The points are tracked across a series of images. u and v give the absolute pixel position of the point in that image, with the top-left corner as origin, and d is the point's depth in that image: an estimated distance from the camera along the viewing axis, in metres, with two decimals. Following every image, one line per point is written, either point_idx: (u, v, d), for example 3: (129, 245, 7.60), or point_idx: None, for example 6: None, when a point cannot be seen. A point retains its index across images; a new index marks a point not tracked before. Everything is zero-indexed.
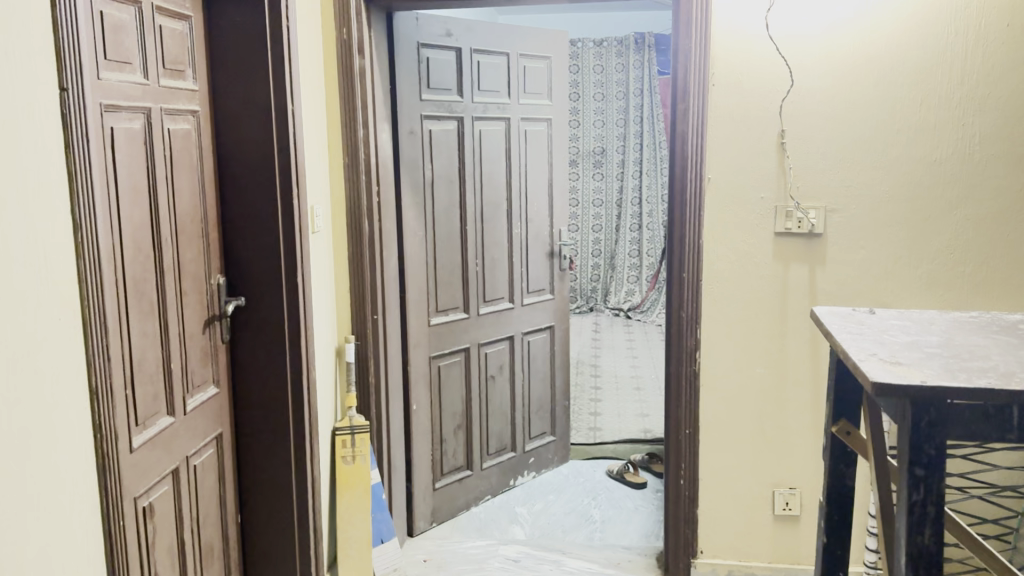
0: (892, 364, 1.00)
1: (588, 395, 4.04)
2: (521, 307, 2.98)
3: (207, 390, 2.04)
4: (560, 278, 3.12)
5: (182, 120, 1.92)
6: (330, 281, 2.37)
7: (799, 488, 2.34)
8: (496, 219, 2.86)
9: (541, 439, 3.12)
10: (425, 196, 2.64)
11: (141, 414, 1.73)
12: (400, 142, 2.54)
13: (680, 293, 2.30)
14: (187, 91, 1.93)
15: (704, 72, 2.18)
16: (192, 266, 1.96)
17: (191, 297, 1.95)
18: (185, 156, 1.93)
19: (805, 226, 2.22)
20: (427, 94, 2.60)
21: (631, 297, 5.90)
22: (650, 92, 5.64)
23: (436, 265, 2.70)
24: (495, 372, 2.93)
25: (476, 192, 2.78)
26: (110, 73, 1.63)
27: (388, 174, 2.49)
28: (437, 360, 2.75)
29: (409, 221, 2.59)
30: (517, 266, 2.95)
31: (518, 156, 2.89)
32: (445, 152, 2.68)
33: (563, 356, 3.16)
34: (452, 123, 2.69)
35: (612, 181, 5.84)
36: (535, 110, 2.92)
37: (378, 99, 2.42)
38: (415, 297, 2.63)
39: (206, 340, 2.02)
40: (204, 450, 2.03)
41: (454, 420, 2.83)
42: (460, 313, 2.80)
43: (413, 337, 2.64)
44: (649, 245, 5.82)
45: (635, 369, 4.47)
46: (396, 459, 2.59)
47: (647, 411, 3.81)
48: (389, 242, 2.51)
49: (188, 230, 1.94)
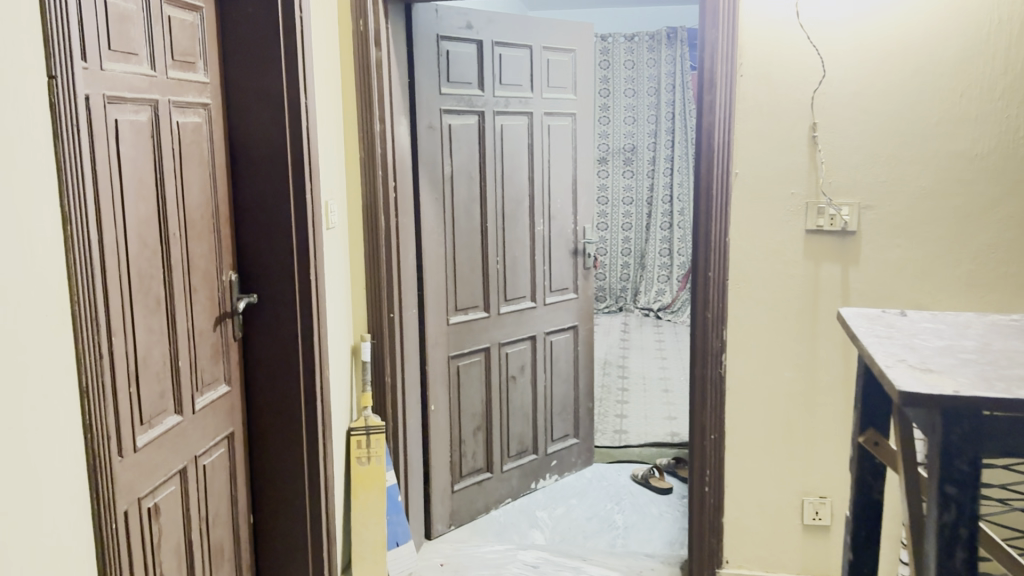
0: (922, 371, 0.92)
1: (615, 397, 3.95)
2: (543, 305, 2.92)
3: (218, 389, 2.00)
4: (584, 277, 3.04)
5: (193, 113, 1.89)
6: (345, 278, 2.32)
7: (830, 497, 2.24)
8: (517, 216, 2.79)
9: (564, 441, 3.05)
10: (444, 192, 2.59)
11: (145, 412, 1.70)
12: (419, 137, 2.49)
13: (705, 293, 2.21)
14: (198, 83, 1.90)
15: (732, 62, 2.10)
16: (202, 261, 1.92)
17: (201, 293, 1.91)
18: (196, 150, 1.89)
19: (838, 224, 2.12)
20: (447, 87, 2.54)
21: (662, 297, 5.79)
22: (682, 88, 5.53)
23: (455, 263, 2.64)
24: (516, 372, 2.86)
25: (497, 189, 2.72)
26: (115, 64, 1.60)
27: (406, 169, 2.44)
28: (456, 360, 2.69)
29: (427, 217, 2.53)
30: (539, 265, 2.88)
31: (541, 151, 2.83)
32: (465, 147, 2.62)
33: (586, 357, 3.09)
34: (472, 117, 2.63)
35: (643, 178, 5.75)
36: (559, 104, 2.85)
37: (395, 93, 2.37)
38: (433, 295, 2.57)
39: (217, 337, 1.99)
40: (215, 449, 1.99)
41: (473, 421, 2.77)
42: (481, 311, 2.74)
43: (431, 336, 2.58)
44: (680, 244, 5.71)
45: (663, 371, 4.38)
46: (414, 461, 2.53)
47: (675, 414, 3.72)
48: (406, 239, 2.45)
49: (198, 225, 1.91)
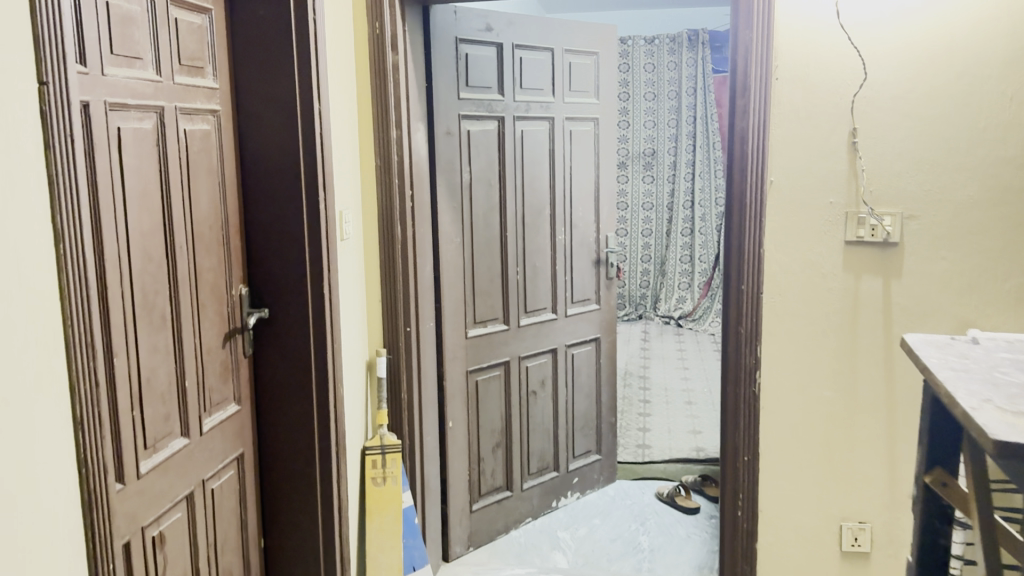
0: (1014, 415, 0.81)
1: (636, 409, 3.84)
2: (565, 317, 2.81)
3: (227, 408, 1.92)
4: (607, 287, 2.94)
5: (201, 120, 1.80)
6: (360, 291, 2.23)
7: (870, 523, 2.13)
8: (538, 225, 2.69)
9: (586, 458, 2.95)
10: (463, 201, 2.49)
11: (150, 435, 1.61)
12: (437, 144, 2.39)
13: (738, 308, 2.10)
14: (206, 89, 1.81)
15: (766, 65, 1.99)
16: (210, 275, 1.83)
17: (210, 309, 1.82)
18: (204, 159, 1.81)
19: (879, 235, 2.00)
20: (466, 92, 2.44)
21: (682, 305, 5.68)
22: (704, 91, 5.41)
23: (474, 274, 2.55)
24: (537, 386, 2.76)
25: (518, 196, 2.62)
26: (118, 69, 1.51)
27: (424, 177, 2.34)
28: (474, 375, 2.59)
29: (445, 227, 2.43)
30: (560, 275, 2.78)
31: (562, 158, 2.72)
32: (484, 154, 2.52)
33: (609, 370, 2.98)
34: (491, 123, 2.53)
35: (663, 183, 5.63)
36: (581, 109, 2.75)
37: (413, 98, 2.28)
38: (451, 308, 2.47)
39: (227, 354, 1.90)
40: (224, 472, 1.90)
41: (493, 438, 2.66)
42: (500, 324, 2.64)
43: (449, 350, 2.48)
44: (702, 250, 5.58)
45: (686, 382, 4.26)
46: (431, 481, 2.44)
47: (700, 428, 3.60)
48: (424, 250, 2.35)
49: (206, 238, 1.82)
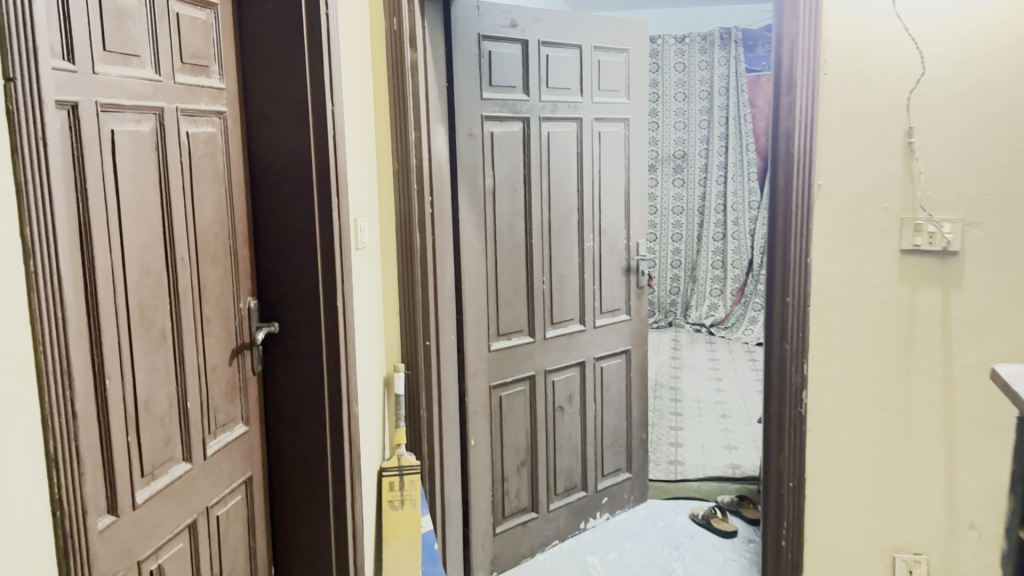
0: None
1: (668, 423, 3.68)
2: (593, 329, 2.67)
3: (234, 429, 1.79)
4: (638, 296, 2.79)
5: (206, 123, 1.68)
6: (377, 303, 2.11)
7: (926, 555, 1.97)
8: (565, 232, 2.55)
9: (616, 477, 2.80)
10: (486, 206, 2.36)
11: (147, 461, 1.49)
12: (458, 147, 2.26)
13: (783, 322, 1.95)
14: (211, 89, 1.70)
15: (814, 59, 1.84)
16: (216, 288, 1.72)
17: (214, 324, 1.71)
18: (208, 163, 1.69)
19: (938, 243, 1.84)
20: (489, 92, 2.31)
21: (714, 312, 5.51)
22: (737, 92, 5.24)
23: (498, 284, 2.41)
24: (564, 402, 2.62)
25: (544, 202, 2.49)
26: (112, 67, 1.40)
27: (445, 182, 2.21)
28: (498, 390, 2.45)
29: (467, 235, 2.30)
30: (589, 284, 2.64)
31: (591, 160, 2.58)
32: (508, 158, 2.39)
33: (640, 384, 2.83)
34: (516, 124, 2.39)
35: (693, 187, 5.47)
36: (611, 109, 2.61)
37: (433, 98, 2.15)
38: (473, 320, 2.34)
39: (233, 373, 1.78)
40: (231, 497, 1.78)
41: (517, 456, 2.53)
42: (525, 336, 2.50)
43: (471, 364, 2.35)
44: (734, 255, 5.40)
45: (720, 394, 4.10)
46: (452, 504, 2.30)
47: (735, 444, 3.44)
48: (445, 258, 2.22)
49: (211, 247, 1.70)
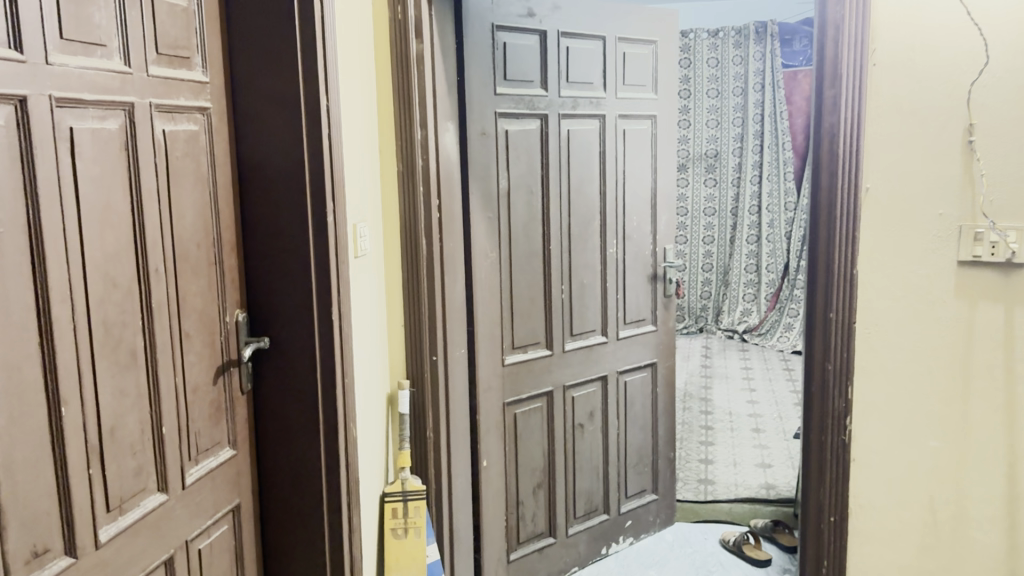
0: None
1: (697, 437, 3.50)
2: (616, 341, 2.49)
3: (220, 454, 1.65)
4: (665, 306, 2.61)
5: (186, 120, 1.53)
6: (380, 315, 1.95)
7: None
8: (587, 237, 2.38)
9: (641, 498, 2.63)
10: (500, 210, 2.19)
11: (114, 495, 1.35)
12: (469, 146, 2.09)
13: (825, 340, 1.76)
14: (194, 83, 1.55)
15: (863, 48, 1.66)
16: (198, 300, 1.57)
17: (195, 340, 1.56)
18: (189, 164, 1.54)
19: (1002, 253, 1.64)
20: (503, 87, 2.13)
21: (747, 318, 5.29)
22: (772, 87, 5.01)
23: (513, 293, 2.24)
24: (584, 419, 2.45)
25: (563, 205, 2.31)
26: (71, 57, 1.25)
27: (455, 184, 2.04)
28: (512, 407, 2.28)
29: (479, 241, 2.13)
30: (612, 293, 2.46)
31: (614, 160, 2.41)
32: (524, 158, 2.21)
33: (666, 400, 2.66)
34: (533, 121, 2.22)
35: (726, 187, 5.27)
36: (637, 105, 2.43)
37: (442, 93, 1.98)
38: (486, 332, 2.17)
39: (217, 393, 1.63)
40: (216, 528, 1.63)
41: (534, 478, 2.36)
42: (543, 349, 2.33)
43: (483, 380, 2.18)
44: (769, 259, 5.17)
45: (753, 406, 3.91)
46: (461, 531, 2.14)
47: (769, 462, 3.26)
48: (454, 267, 2.06)
49: (192, 256, 1.55)
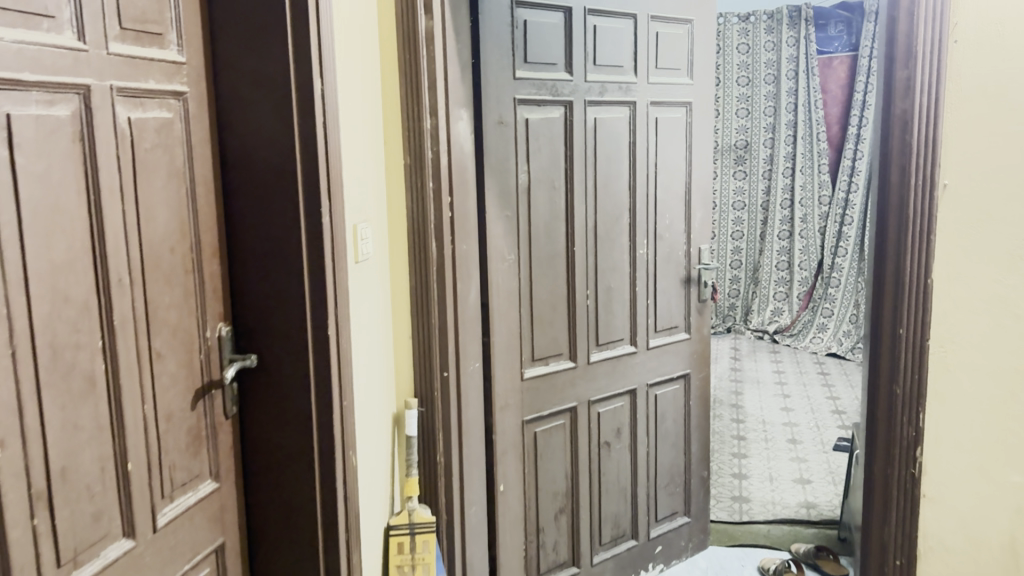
0: None
1: (730, 449, 3.29)
2: (646, 351, 2.28)
3: (199, 488, 1.44)
4: (699, 312, 2.39)
5: (158, 106, 1.32)
6: (385, 326, 1.74)
7: None
8: (615, 237, 2.16)
9: (672, 522, 2.42)
10: (520, 208, 1.97)
11: (65, 548, 1.15)
12: (485, 137, 1.87)
13: (893, 359, 1.54)
14: (167, 63, 1.33)
15: (941, 22, 1.42)
16: (172, 314, 1.36)
17: (169, 360, 1.35)
18: (162, 158, 1.33)
19: None
20: (523, 71, 1.90)
21: (778, 318, 5.04)
22: (806, 75, 4.76)
23: (534, 300, 2.02)
24: (611, 437, 2.23)
25: (589, 202, 2.09)
26: (9, 30, 1.04)
27: (470, 180, 1.82)
28: (532, 426, 2.06)
29: (496, 243, 1.92)
30: (642, 299, 2.24)
31: (645, 152, 2.18)
32: (546, 150, 1.99)
33: (700, 415, 2.44)
34: (557, 109, 1.99)
35: (757, 180, 5.05)
36: (670, 90, 2.20)
37: (455, 77, 1.75)
38: (503, 343, 1.96)
39: (195, 419, 1.42)
40: (195, 573, 1.42)
41: (556, 502, 2.14)
42: (566, 362, 2.11)
43: (500, 396, 1.97)
44: (802, 256, 4.92)
45: (787, 415, 3.69)
46: (476, 564, 1.93)
47: (808, 478, 3.05)
48: (469, 272, 1.84)
49: (165, 264, 1.34)
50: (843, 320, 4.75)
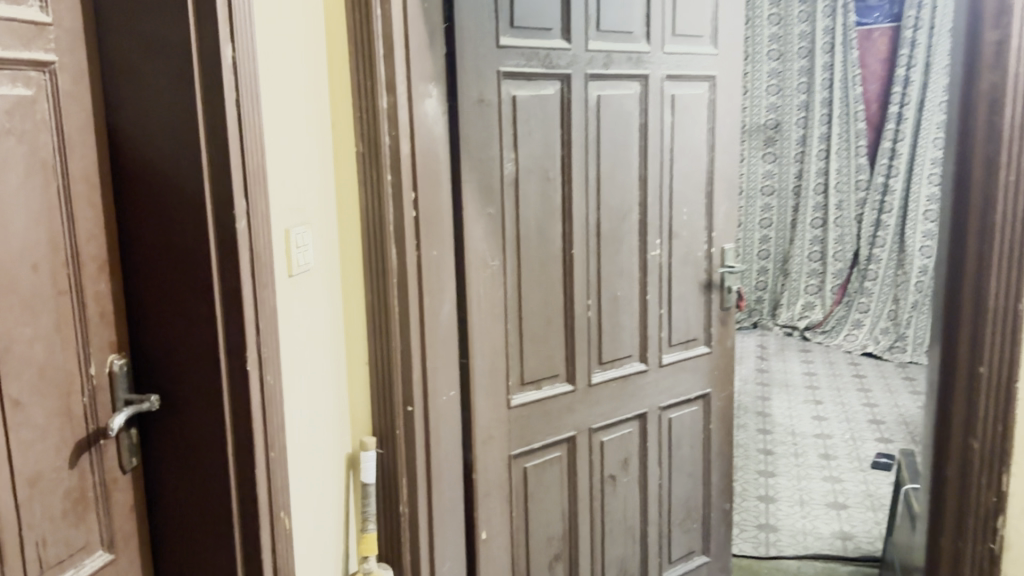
0: None
1: (755, 467, 2.97)
2: (658, 369, 1.95)
3: (84, 564, 1.12)
4: (721, 322, 2.06)
5: (9, 81, 0.97)
6: (334, 352, 1.42)
7: None
8: (621, 237, 1.83)
9: (688, 562, 2.10)
10: (506, 205, 1.64)
11: None
12: (462, 118, 1.53)
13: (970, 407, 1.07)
14: (24, 24, 0.99)
15: None
16: (35, 349, 1.03)
17: (31, 408, 1.03)
18: (16, 148, 0.99)
19: None
20: (509, 38, 1.57)
21: (809, 313, 4.68)
22: (843, 48, 4.37)
23: (523, 313, 1.70)
24: (617, 470, 1.91)
25: (591, 195, 1.76)
26: None
27: (442, 171, 1.49)
28: (522, 461, 1.74)
29: (475, 247, 1.59)
30: (654, 308, 1.91)
31: (659, 136, 1.84)
32: (538, 135, 1.65)
33: (721, 439, 2.12)
34: (552, 84, 1.65)
35: (788, 163, 4.68)
36: (689, 62, 1.85)
37: (421, 45, 1.42)
38: (484, 365, 1.64)
39: (77, 479, 1.10)
40: None
41: (551, 548, 1.83)
42: (563, 385, 1.79)
43: (481, 429, 1.65)
44: (836, 246, 4.54)
45: (820, 425, 3.35)
46: None
47: (843, 503, 2.72)
48: (442, 283, 1.51)
49: (25, 284, 1.01)
50: (880, 317, 4.38)
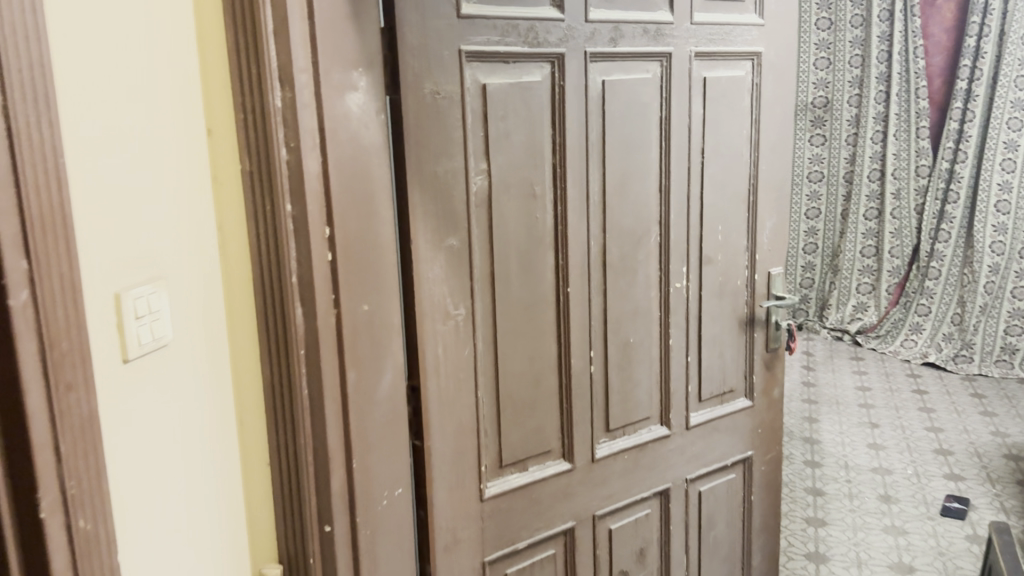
0: None
1: (802, 514, 2.52)
2: (684, 433, 1.52)
3: None
4: (766, 367, 1.62)
5: None
6: (215, 454, 1.02)
7: None
8: (635, 268, 1.39)
9: None
10: (476, 233, 1.21)
11: None
12: (407, 118, 1.10)
13: None
14: None
15: None
16: None
17: None
18: None
19: None
20: (475, 5, 1.13)
21: (861, 315, 4.17)
22: (905, 15, 3.82)
23: (500, 377, 1.27)
24: (630, 563, 1.50)
25: (594, 214, 1.32)
26: None
27: (378, 193, 1.07)
28: (501, 566, 1.33)
29: (429, 293, 1.17)
30: (680, 356, 1.48)
31: (687, 131, 1.39)
32: (519, 137, 1.22)
33: (765, 511, 1.68)
34: (539, 68, 1.21)
35: (839, 146, 4.16)
36: (727, 33, 1.40)
37: (337, 17, 0.98)
38: (445, 449, 1.22)
39: None
40: None
41: None
42: (556, 463, 1.36)
43: (441, 533, 1.24)
44: (893, 240, 4.04)
45: (877, 456, 2.89)
46: None
47: (909, 564, 2.26)
48: (381, 347, 1.10)
49: None
50: (942, 321, 3.90)
